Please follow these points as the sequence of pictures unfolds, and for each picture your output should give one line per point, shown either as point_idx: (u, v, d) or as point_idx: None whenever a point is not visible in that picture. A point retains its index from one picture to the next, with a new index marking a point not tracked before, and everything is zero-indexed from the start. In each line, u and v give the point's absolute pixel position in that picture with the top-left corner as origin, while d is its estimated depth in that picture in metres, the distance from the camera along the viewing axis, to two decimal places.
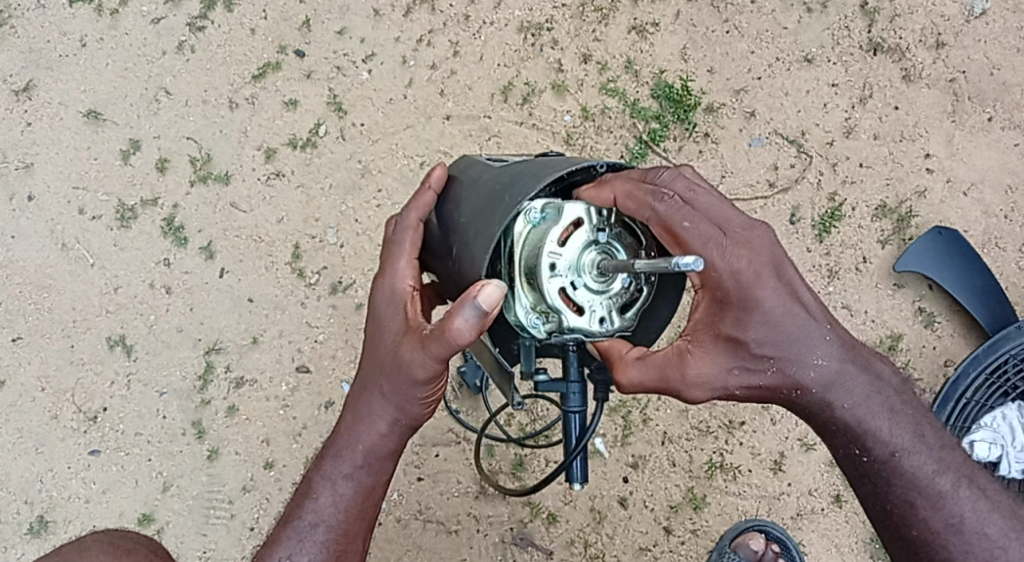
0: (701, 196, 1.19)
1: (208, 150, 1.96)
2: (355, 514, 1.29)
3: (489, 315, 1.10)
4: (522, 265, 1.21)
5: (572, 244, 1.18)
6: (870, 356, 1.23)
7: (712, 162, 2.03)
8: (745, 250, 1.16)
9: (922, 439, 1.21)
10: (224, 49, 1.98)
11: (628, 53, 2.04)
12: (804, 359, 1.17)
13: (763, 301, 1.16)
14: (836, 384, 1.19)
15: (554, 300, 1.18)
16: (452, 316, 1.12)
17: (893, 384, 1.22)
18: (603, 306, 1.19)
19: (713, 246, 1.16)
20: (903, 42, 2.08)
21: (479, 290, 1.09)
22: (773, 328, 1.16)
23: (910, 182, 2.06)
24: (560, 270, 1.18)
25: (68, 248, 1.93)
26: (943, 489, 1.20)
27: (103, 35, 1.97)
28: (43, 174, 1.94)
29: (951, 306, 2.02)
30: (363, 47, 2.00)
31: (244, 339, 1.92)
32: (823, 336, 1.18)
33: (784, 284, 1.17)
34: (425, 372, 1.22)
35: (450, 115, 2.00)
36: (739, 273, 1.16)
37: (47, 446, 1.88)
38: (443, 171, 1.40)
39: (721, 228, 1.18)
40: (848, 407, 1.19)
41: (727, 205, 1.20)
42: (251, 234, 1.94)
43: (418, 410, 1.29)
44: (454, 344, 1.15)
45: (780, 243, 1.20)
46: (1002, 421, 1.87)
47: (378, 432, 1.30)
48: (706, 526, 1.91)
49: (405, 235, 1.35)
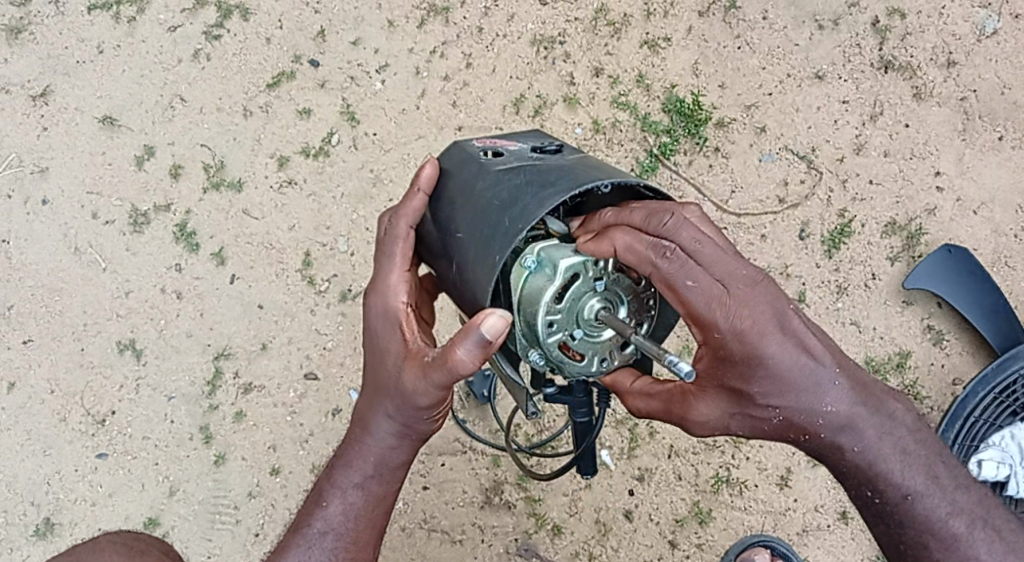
0: (705, 248, 1.11)
1: (221, 157, 1.97)
2: (365, 522, 1.31)
3: (492, 345, 1.11)
4: (521, 314, 1.20)
5: (570, 297, 1.17)
6: (880, 393, 1.16)
7: (722, 176, 2.04)
8: (749, 309, 1.09)
9: (937, 481, 1.16)
10: (239, 58, 2.00)
11: (640, 67, 2.05)
12: (813, 410, 1.11)
13: (769, 359, 1.09)
14: (846, 430, 1.13)
15: (554, 352, 1.19)
16: (456, 346, 1.12)
17: (905, 421, 1.16)
18: (602, 349, 1.21)
19: (716, 305, 1.09)
20: (915, 60, 2.09)
21: (483, 320, 1.09)
22: (777, 383, 1.10)
23: (920, 200, 2.06)
24: (558, 326, 1.17)
25: (80, 252, 1.94)
26: (956, 533, 1.17)
27: (120, 42, 1.99)
28: (58, 178, 1.96)
29: (960, 324, 2.01)
30: (377, 58, 2.02)
31: (253, 345, 1.93)
32: (833, 386, 1.11)
33: (792, 339, 1.10)
34: (428, 398, 1.22)
35: (461, 126, 2.01)
36: (743, 332, 1.08)
37: (55, 449, 1.89)
38: (433, 169, 1.36)
39: (724, 283, 1.10)
40: (859, 450, 1.15)
41: (732, 258, 1.11)
42: (262, 241, 1.95)
43: (424, 426, 1.29)
44: (457, 373, 1.16)
45: (785, 296, 1.11)
46: (1010, 441, 1.88)
47: (386, 447, 1.30)
48: (711, 540, 1.90)
49: (397, 246, 1.34)
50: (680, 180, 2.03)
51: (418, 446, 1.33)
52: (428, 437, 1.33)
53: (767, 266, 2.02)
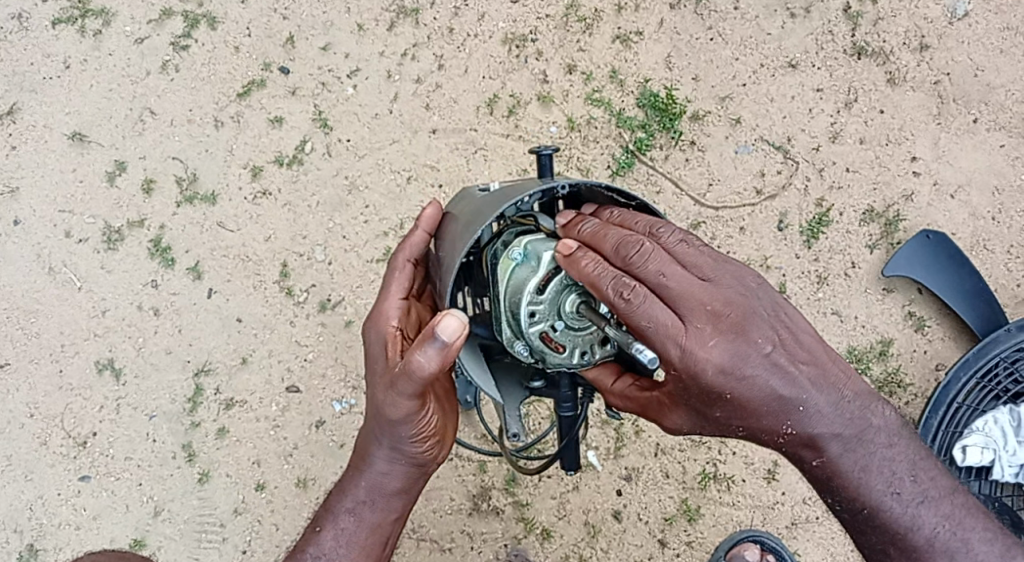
0: (669, 282, 1.09)
1: (193, 170, 1.95)
2: (357, 548, 1.36)
3: (450, 348, 1.10)
4: (506, 309, 1.22)
5: (551, 288, 1.19)
6: (859, 404, 1.15)
7: (699, 171, 2.04)
8: (705, 349, 1.07)
9: (896, 494, 1.17)
10: (207, 68, 1.97)
11: (613, 63, 2.04)
12: (775, 430, 1.12)
13: (728, 392, 1.09)
14: (811, 444, 1.14)
15: (536, 344, 1.20)
16: (413, 350, 1.13)
17: (874, 439, 1.16)
18: (584, 342, 1.21)
19: (674, 345, 1.07)
20: (887, 45, 2.08)
21: (435, 322, 1.09)
22: (737, 411, 1.11)
23: (897, 186, 2.06)
24: (540, 316, 1.19)
25: (54, 273, 1.92)
26: (916, 545, 1.19)
27: (86, 56, 1.96)
28: (28, 198, 1.93)
29: (940, 310, 2.02)
30: (347, 63, 1.99)
31: (234, 360, 1.91)
32: (798, 408, 1.11)
33: (755, 372, 1.08)
34: (398, 414, 1.25)
35: (436, 129, 1.99)
36: (700, 372, 1.07)
37: (37, 473, 1.88)
38: (435, 210, 1.44)
39: (685, 319, 1.08)
40: (819, 465, 1.16)
41: (697, 290, 1.09)
42: (238, 254, 1.93)
43: (409, 448, 1.31)
44: (417, 381, 1.16)
45: (754, 326, 1.09)
46: (993, 425, 1.88)
47: (376, 473, 1.35)
48: (700, 537, 1.91)
49: (395, 275, 1.41)
50: (657, 176, 2.02)
51: (411, 471, 1.34)
52: (421, 462, 1.34)
53: (747, 259, 2.03)
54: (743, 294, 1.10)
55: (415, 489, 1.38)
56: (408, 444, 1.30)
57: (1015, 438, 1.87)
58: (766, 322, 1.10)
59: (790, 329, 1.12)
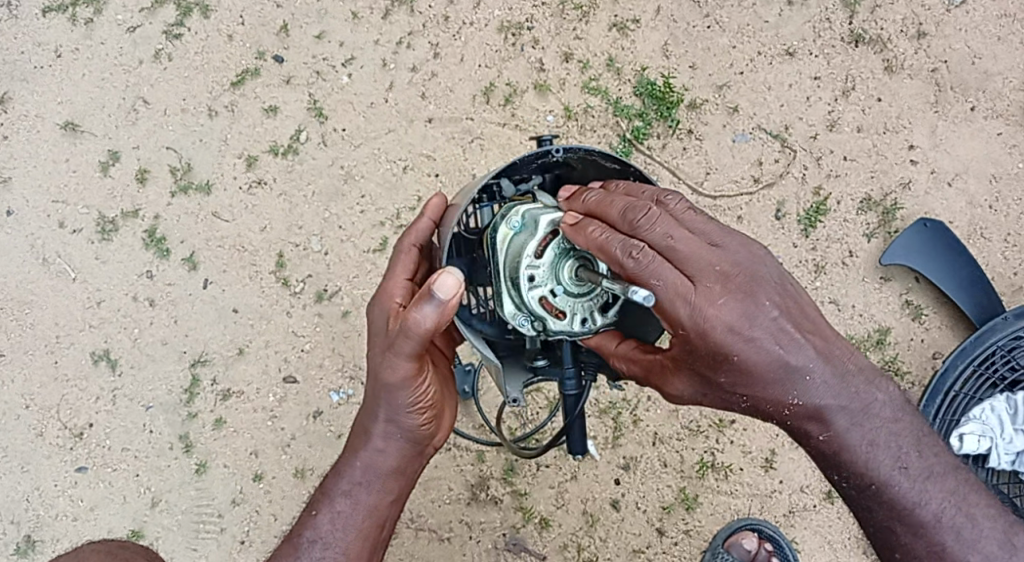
0: (677, 244, 1.11)
1: (188, 160, 1.94)
2: (354, 530, 1.35)
3: (448, 304, 1.19)
4: (506, 276, 1.28)
5: (550, 252, 1.24)
6: (863, 380, 1.16)
7: (696, 160, 2.03)
8: (713, 307, 1.09)
9: (904, 469, 1.17)
10: (201, 56, 1.96)
11: (610, 51, 2.02)
12: (781, 400, 1.13)
13: (735, 354, 1.10)
14: (815, 417, 1.14)
15: (536, 308, 1.25)
16: (412, 307, 1.21)
17: (880, 413, 1.16)
18: (585, 307, 1.25)
19: (683, 303, 1.09)
20: (885, 33, 2.07)
21: (433, 279, 1.18)
22: (744, 374, 1.12)
23: (894, 174, 2.06)
24: (539, 280, 1.24)
25: (49, 263, 1.91)
26: (924, 521, 1.18)
27: (78, 45, 1.94)
28: (21, 188, 1.92)
29: (937, 299, 2.02)
30: (342, 51, 1.98)
31: (230, 350, 1.90)
32: (804, 376, 1.12)
33: (762, 334, 1.10)
34: (397, 378, 1.30)
35: (432, 118, 1.98)
36: (708, 329, 1.09)
37: (33, 465, 1.87)
38: (441, 201, 1.47)
39: (693, 279, 1.10)
40: (824, 438, 1.17)
41: (705, 252, 1.11)
42: (234, 244, 1.92)
43: (407, 419, 1.35)
44: (417, 337, 1.24)
45: (761, 288, 1.11)
46: (990, 414, 1.88)
47: (374, 450, 1.37)
48: (698, 526, 1.91)
49: (400, 259, 1.40)
50: (655, 164, 2.02)
51: (406, 448, 1.38)
52: (417, 439, 1.38)
53: None
54: (750, 259, 1.12)
55: (410, 472, 1.40)
56: (408, 414, 1.34)
57: (1011, 426, 1.86)
58: (773, 287, 1.12)
59: (796, 298, 1.13)
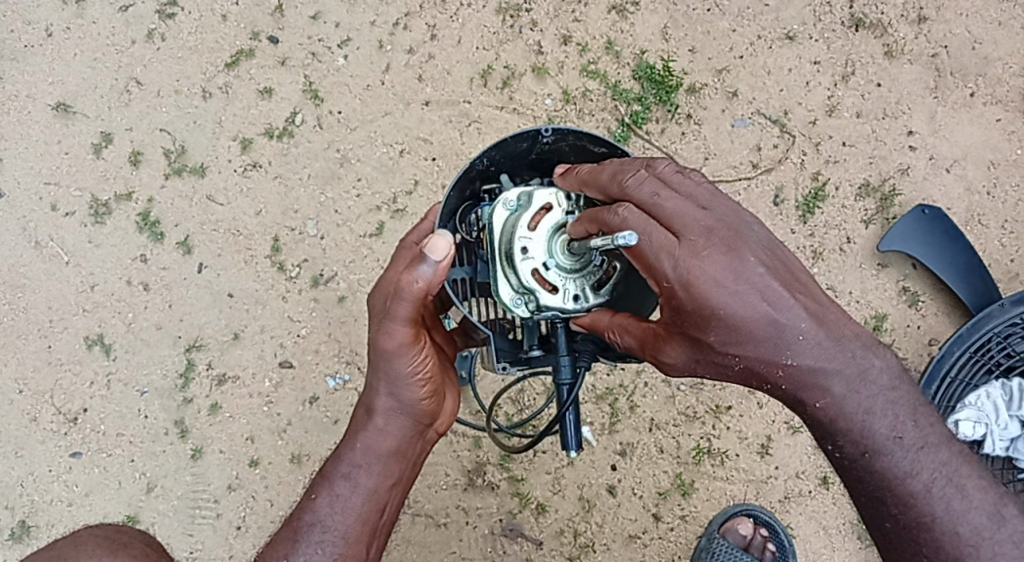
0: (664, 203, 1.15)
1: (181, 142, 1.91)
2: (354, 514, 1.34)
3: (439, 265, 1.22)
4: (499, 251, 1.31)
5: (542, 227, 1.28)
6: (857, 346, 1.16)
7: (695, 144, 2.01)
8: (698, 258, 1.11)
9: (898, 440, 1.17)
10: (194, 37, 1.93)
11: (609, 34, 2.01)
12: (771, 359, 1.13)
13: (721, 307, 1.11)
14: (808, 384, 1.15)
15: (529, 281, 1.27)
16: (405, 271, 1.23)
17: (879, 381, 1.16)
18: (577, 284, 1.29)
19: (668, 257, 1.12)
20: (885, 17, 2.06)
21: (426, 240, 1.21)
22: (733, 330, 1.12)
23: (893, 160, 2.05)
24: (532, 253, 1.28)
25: (42, 246, 1.89)
26: (923, 501, 1.18)
27: (68, 24, 1.91)
28: (12, 170, 1.89)
29: (934, 285, 2.02)
30: (338, 32, 1.95)
31: (225, 335, 1.89)
32: (796, 335, 1.13)
33: (748, 288, 1.11)
34: (393, 346, 1.31)
35: (429, 101, 1.96)
36: (693, 280, 1.11)
37: (27, 449, 1.86)
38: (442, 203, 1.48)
39: (679, 235, 1.13)
40: (823, 406, 1.16)
41: (693, 209, 1.14)
42: (228, 228, 1.91)
43: (406, 393, 1.35)
44: (409, 301, 1.25)
45: (748, 244, 1.13)
46: (986, 399, 1.88)
47: (375, 428, 1.38)
48: (693, 512, 1.92)
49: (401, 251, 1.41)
50: (653, 149, 1.99)
51: (407, 425, 1.39)
52: (417, 416, 1.39)
53: None
54: (737, 218, 1.15)
55: (410, 453, 1.41)
56: (407, 387, 1.35)
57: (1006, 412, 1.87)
58: (760, 246, 1.14)
59: (785, 259, 1.15)
